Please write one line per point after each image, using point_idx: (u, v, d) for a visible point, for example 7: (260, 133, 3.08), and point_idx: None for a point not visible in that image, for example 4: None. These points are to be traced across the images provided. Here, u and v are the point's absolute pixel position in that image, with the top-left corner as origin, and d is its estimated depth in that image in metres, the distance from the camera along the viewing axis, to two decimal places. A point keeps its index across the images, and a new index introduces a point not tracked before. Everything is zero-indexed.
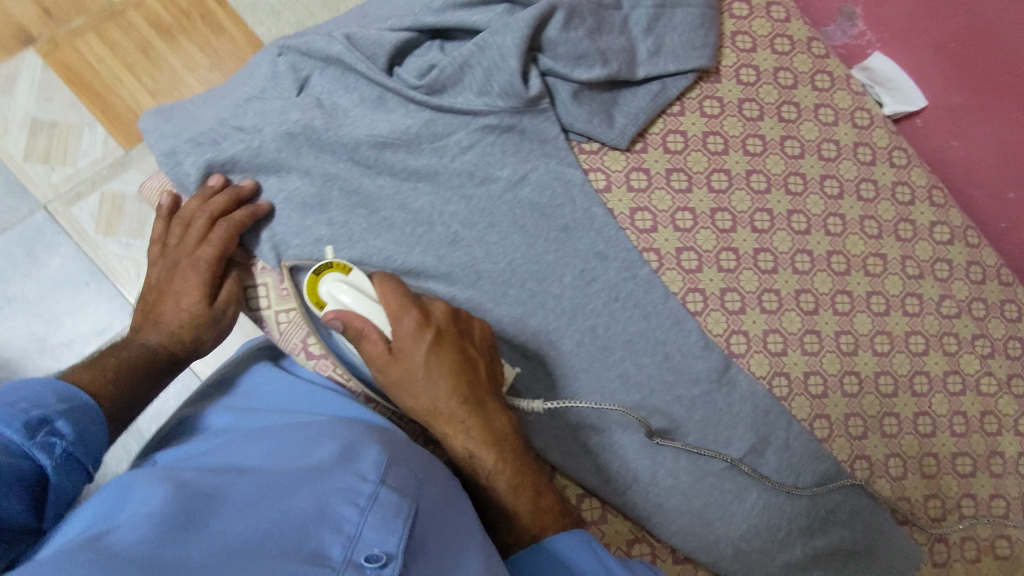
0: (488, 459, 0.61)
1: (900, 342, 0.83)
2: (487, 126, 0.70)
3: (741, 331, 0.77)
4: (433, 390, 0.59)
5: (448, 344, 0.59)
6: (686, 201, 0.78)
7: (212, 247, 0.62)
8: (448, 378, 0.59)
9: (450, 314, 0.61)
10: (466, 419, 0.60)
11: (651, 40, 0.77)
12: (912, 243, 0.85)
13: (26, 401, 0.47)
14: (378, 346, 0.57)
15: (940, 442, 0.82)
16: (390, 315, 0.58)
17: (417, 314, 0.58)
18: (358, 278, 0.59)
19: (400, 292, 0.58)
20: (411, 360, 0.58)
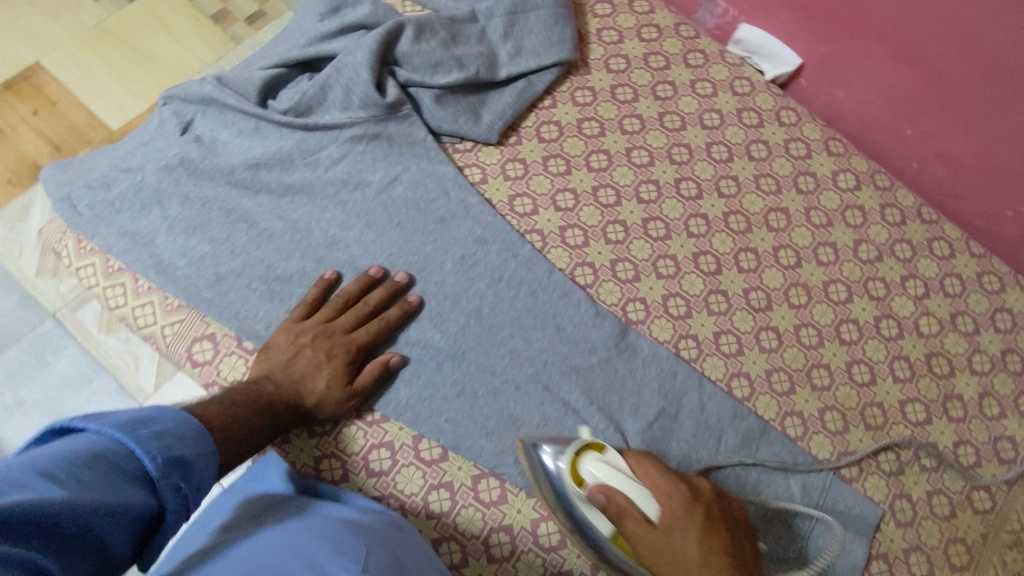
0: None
1: (819, 292, 0.80)
2: (354, 136, 0.76)
3: (638, 298, 0.77)
4: (689, 547, 0.54)
5: (685, 518, 0.55)
6: (566, 183, 0.80)
7: (369, 331, 0.68)
8: (713, 533, 0.55)
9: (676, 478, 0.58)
10: (706, 539, 0.54)
11: (510, 44, 0.83)
12: (815, 195, 0.84)
13: (165, 438, 0.46)
14: (640, 523, 0.55)
15: (884, 390, 0.77)
16: (652, 490, 0.56)
17: (688, 487, 0.57)
18: (612, 454, 0.59)
19: (656, 462, 0.59)
20: (681, 538, 0.54)
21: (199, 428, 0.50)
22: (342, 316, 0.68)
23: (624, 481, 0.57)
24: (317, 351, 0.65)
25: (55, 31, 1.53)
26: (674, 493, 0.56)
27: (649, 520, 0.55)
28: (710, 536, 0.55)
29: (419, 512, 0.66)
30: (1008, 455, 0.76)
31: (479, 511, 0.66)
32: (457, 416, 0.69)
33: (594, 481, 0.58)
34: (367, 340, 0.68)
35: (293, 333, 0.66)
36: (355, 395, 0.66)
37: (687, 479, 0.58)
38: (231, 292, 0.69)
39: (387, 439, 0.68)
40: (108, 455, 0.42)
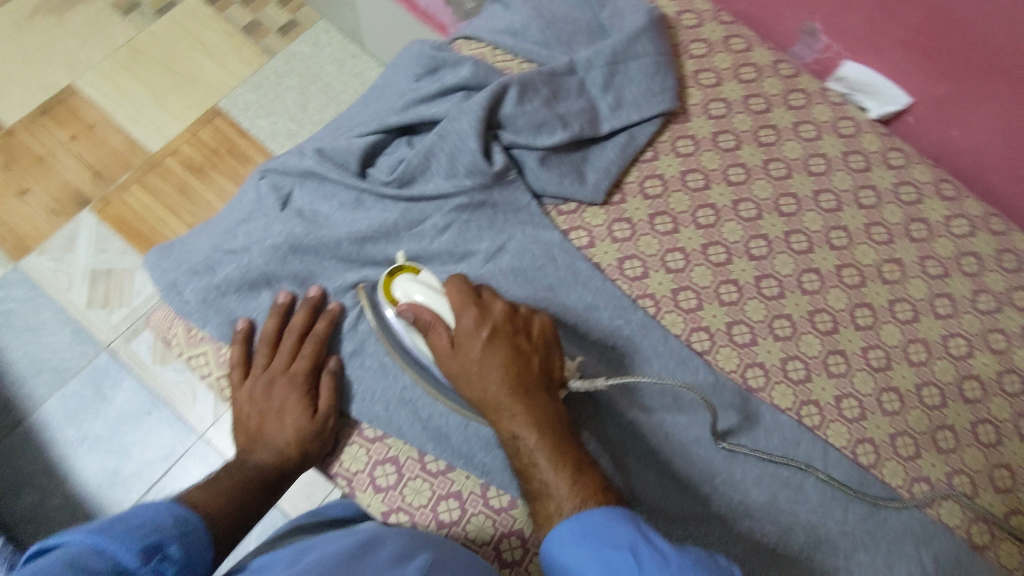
0: (540, 451, 0.58)
1: (939, 348, 0.77)
2: (460, 206, 0.72)
3: (756, 362, 0.74)
4: (492, 373, 0.60)
5: (471, 343, 0.61)
6: (675, 242, 0.77)
7: (306, 359, 0.65)
8: (505, 345, 0.61)
9: (477, 309, 0.63)
10: (504, 361, 0.61)
11: (610, 95, 0.78)
12: (928, 242, 0.81)
13: (137, 529, 0.47)
14: (441, 336, 0.62)
15: (1012, 451, 0.74)
16: (452, 313, 0.63)
17: (474, 310, 0.62)
18: (425, 275, 0.66)
19: (458, 285, 0.64)
20: (484, 356, 0.61)
21: (175, 515, 0.52)
22: (279, 354, 0.66)
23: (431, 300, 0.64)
24: (268, 404, 0.64)
25: (85, 49, 1.43)
26: (463, 325, 0.62)
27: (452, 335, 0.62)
28: (496, 349, 0.61)
29: None
30: None
31: None
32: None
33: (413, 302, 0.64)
34: (309, 368, 0.66)
35: (244, 395, 0.65)
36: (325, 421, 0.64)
37: (476, 301, 0.63)
38: None
39: (517, 526, 0.65)
40: (86, 560, 0.42)
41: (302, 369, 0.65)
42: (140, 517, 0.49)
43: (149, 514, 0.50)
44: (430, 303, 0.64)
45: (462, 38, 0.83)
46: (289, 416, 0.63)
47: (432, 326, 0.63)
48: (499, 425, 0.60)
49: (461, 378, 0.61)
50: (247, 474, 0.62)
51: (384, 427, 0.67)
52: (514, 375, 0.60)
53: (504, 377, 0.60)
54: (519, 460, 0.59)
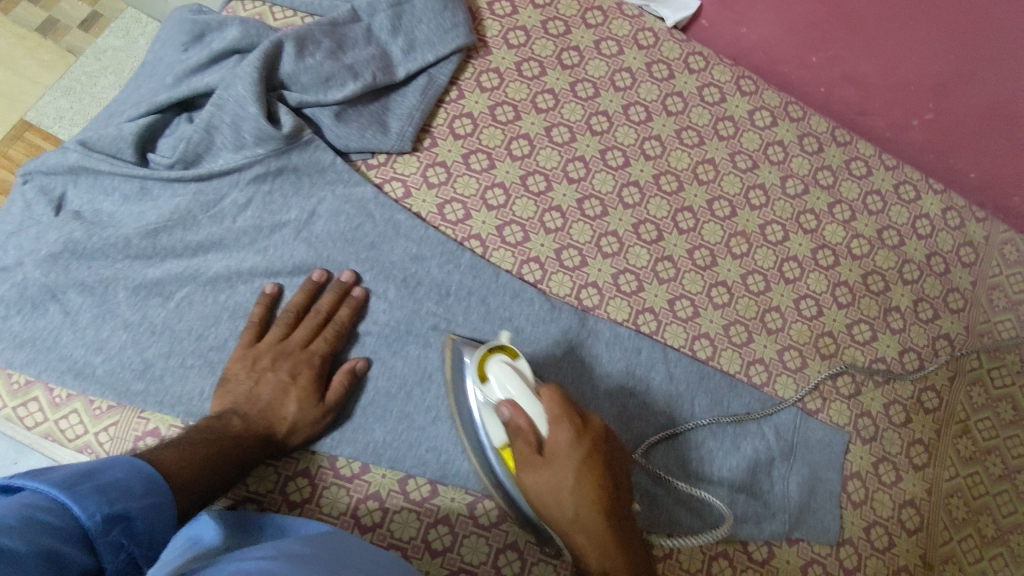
0: (609, 541, 0.55)
1: (758, 237, 0.81)
2: (257, 177, 0.68)
3: (590, 282, 0.75)
4: (571, 507, 0.56)
5: (566, 458, 0.56)
6: (493, 178, 0.76)
7: (326, 340, 0.64)
8: (598, 492, 0.56)
9: (567, 423, 0.56)
10: (591, 513, 0.56)
11: (401, 39, 0.76)
12: (736, 139, 0.84)
13: (111, 492, 0.43)
14: (528, 447, 0.57)
15: (831, 319, 0.80)
16: (548, 420, 0.57)
17: (571, 424, 0.56)
18: (521, 362, 0.59)
19: (558, 394, 0.58)
20: (563, 476, 0.56)
21: (148, 479, 0.47)
22: (298, 330, 0.64)
23: (525, 399, 0.57)
24: (277, 374, 0.61)
25: None
26: (555, 442, 0.56)
27: (539, 447, 0.57)
28: (586, 478, 0.56)
29: (423, 553, 0.62)
30: (944, 353, 0.81)
31: (482, 536, 0.63)
32: (443, 443, 0.65)
33: (501, 395, 0.58)
34: (328, 351, 0.64)
35: (248, 358, 0.62)
36: (328, 408, 0.62)
37: (575, 412, 0.57)
38: (165, 376, 0.61)
39: (372, 490, 0.63)
40: (41, 516, 0.38)
41: (323, 350, 0.64)
42: (114, 476, 0.45)
43: (119, 473, 0.46)
44: (530, 413, 0.57)
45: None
46: (299, 392, 0.61)
47: (523, 429, 0.57)
48: (572, 535, 0.56)
49: (540, 490, 0.56)
50: (206, 442, 0.55)
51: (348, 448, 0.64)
52: (599, 502, 0.56)
53: (590, 513, 0.56)
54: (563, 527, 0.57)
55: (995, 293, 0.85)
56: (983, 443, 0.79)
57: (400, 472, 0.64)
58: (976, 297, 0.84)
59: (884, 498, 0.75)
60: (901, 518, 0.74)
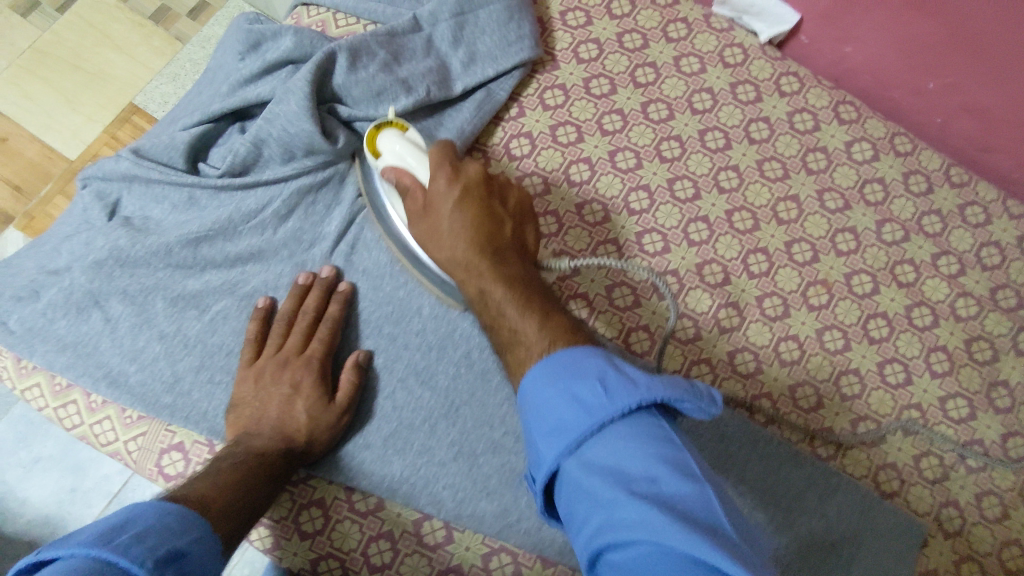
0: (496, 291, 0.55)
1: (841, 288, 0.72)
2: (302, 190, 0.67)
3: (641, 325, 0.70)
4: (457, 247, 0.58)
5: (439, 198, 0.59)
6: (546, 205, 0.72)
7: (322, 340, 0.63)
8: (480, 229, 0.58)
9: (452, 171, 0.60)
10: (482, 269, 0.56)
11: (462, 51, 0.73)
12: (828, 173, 0.75)
13: (151, 536, 0.41)
14: (415, 194, 0.61)
15: (921, 390, 0.70)
16: (428, 173, 0.61)
17: (448, 169, 0.60)
18: (412, 132, 0.64)
19: (443, 148, 0.62)
20: (447, 221, 0.59)
21: (177, 516, 0.44)
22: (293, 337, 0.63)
23: (415, 164, 0.62)
24: (279, 386, 0.60)
25: None
26: (437, 192, 0.59)
27: (428, 202, 0.60)
28: (468, 241, 0.57)
29: None
30: None
31: None
32: (460, 486, 0.62)
33: (389, 158, 0.63)
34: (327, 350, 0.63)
35: (252, 378, 0.61)
36: (342, 409, 0.61)
37: (453, 161, 0.61)
38: (193, 391, 0.63)
39: (386, 529, 0.62)
40: None
41: (321, 350, 0.63)
42: (149, 520, 0.42)
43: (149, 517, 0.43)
44: (406, 156, 0.62)
45: (302, 4, 0.77)
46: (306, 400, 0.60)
47: (411, 192, 0.62)
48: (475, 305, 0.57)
49: (426, 223, 0.60)
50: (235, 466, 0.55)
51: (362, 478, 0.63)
52: (482, 248, 0.57)
53: (476, 255, 0.57)
54: (485, 316, 0.56)
55: None
56: None
57: (416, 513, 0.63)
58: None
59: None
60: None
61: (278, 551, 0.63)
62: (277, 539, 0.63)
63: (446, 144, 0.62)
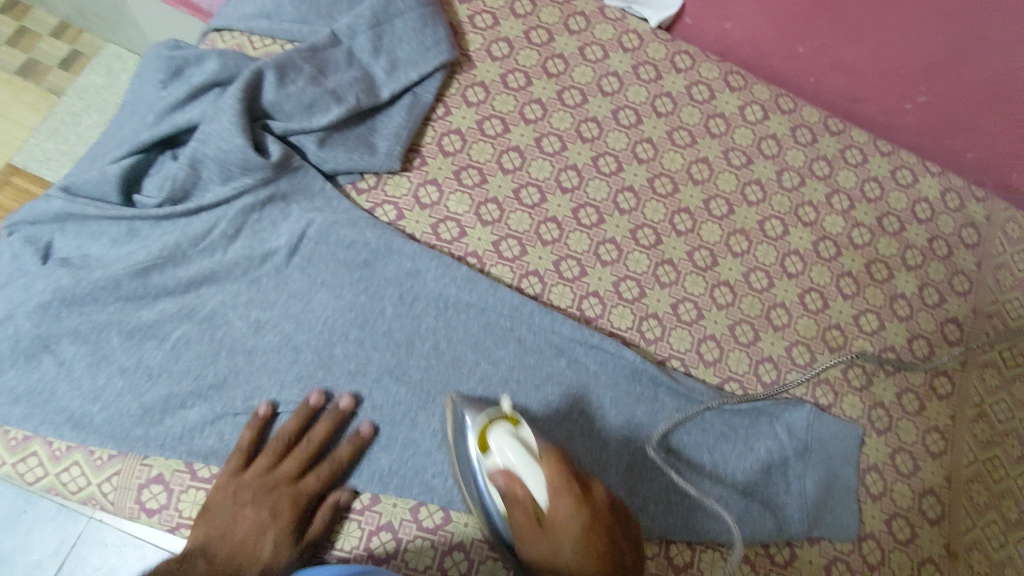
0: None
1: (757, 234, 0.80)
2: (246, 206, 0.68)
3: (591, 292, 0.74)
4: (568, 553, 0.54)
5: (565, 529, 0.54)
6: (485, 193, 0.76)
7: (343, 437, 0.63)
8: (596, 546, 0.54)
9: (574, 492, 0.55)
10: None
11: (383, 59, 0.76)
12: (728, 135, 0.84)
13: None
14: (526, 512, 0.56)
15: (837, 312, 0.79)
16: (548, 490, 0.56)
17: (573, 498, 0.55)
18: (526, 433, 0.59)
19: (559, 463, 0.57)
20: (563, 548, 0.54)
21: None
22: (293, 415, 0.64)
23: (525, 474, 0.57)
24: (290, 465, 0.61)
25: None
26: (557, 516, 0.54)
27: (540, 516, 0.56)
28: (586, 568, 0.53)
29: None
30: (954, 337, 0.80)
31: (499, 560, 0.62)
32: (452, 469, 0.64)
33: (500, 461, 0.59)
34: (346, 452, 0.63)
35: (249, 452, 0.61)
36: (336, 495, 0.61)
37: (576, 487, 0.56)
38: (165, 420, 0.62)
39: (384, 521, 0.63)
40: None
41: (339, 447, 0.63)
42: None
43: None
44: (516, 466, 0.57)
45: (214, 30, 0.77)
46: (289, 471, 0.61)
47: (519, 501, 0.57)
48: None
49: (518, 490, 0.57)
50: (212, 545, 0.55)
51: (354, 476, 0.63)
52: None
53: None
54: None
55: (1001, 273, 0.84)
56: (1000, 426, 0.78)
57: (411, 501, 0.64)
58: (982, 279, 0.84)
59: (903, 489, 0.74)
60: (923, 508, 0.73)
61: None
62: None
63: (559, 457, 0.57)
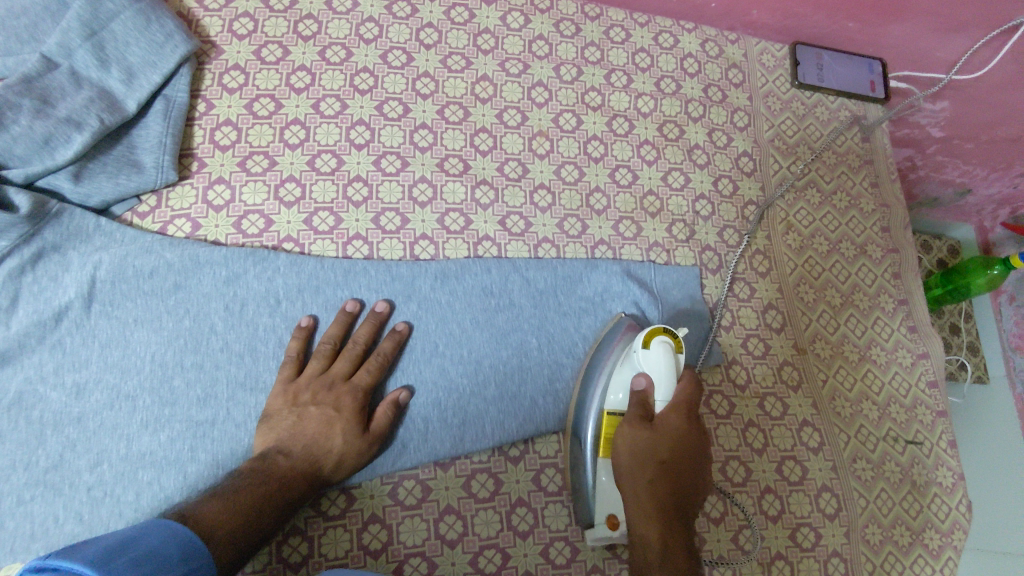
0: (651, 509, 0.57)
1: (555, 131, 0.83)
2: (14, 270, 0.62)
3: (420, 236, 0.74)
4: (656, 443, 0.60)
5: (669, 429, 0.60)
6: (279, 174, 0.72)
7: (371, 372, 0.65)
8: (673, 459, 0.59)
9: (686, 414, 0.62)
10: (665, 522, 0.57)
11: (116, 69, 0.69)
12: (499, 48, 0.84)
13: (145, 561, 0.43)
14: (637, 413, 0.61)
15: (648, 178, 0.84)
16: (671, 398, 0.62)
17: (681, 412, 0.62)
18: (678, 358, 0.64)
19: (692, 393, 0.63)
20: (651, 438, 0.60)
21: (173, 547, 0.46)
22: (341, 361, 0.65)
23: (662, 385, 0.62)
24: (324, 408, 0.62)
25: None
26: (666, 424, 0.61)
27: (650, 419, 0.61)
28: (662, 469, 0.59)
29: (364, 558, 0.63)
30: (749, 167, 0.89)
31: (415, 516, 0.65)
32: None
33: (647, 367, 0.63)
34: (372, 383, 0.65)
35: (290, 394, 0.62)
36: (372, 440, 0.63)
37: (693, 403, 0.63)
38: (6, 522, 0.57)
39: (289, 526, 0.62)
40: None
41: (366, 389, 0.64)
42: (141, 548, 0.44)
43: (155, 539, 0.46)
44: (659, 373, 0.62)
45: None
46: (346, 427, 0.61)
47: (639, 393, 0.63)
48: (632, 524, 0.58)
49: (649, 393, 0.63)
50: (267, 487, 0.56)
51: None
52: (669, 508, 0.58)
53: (648, 484, 0.58)
54: (631, 502, 0.59)
55: (769, 100, 0.93)
56: (807, 230, 0.88)
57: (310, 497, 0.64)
58: (757, 108, 0.92)
59: (749, 313, 0.82)
60: (767, 321, 0.82)
61: None
62: None
63: (693, 387, 0.63)
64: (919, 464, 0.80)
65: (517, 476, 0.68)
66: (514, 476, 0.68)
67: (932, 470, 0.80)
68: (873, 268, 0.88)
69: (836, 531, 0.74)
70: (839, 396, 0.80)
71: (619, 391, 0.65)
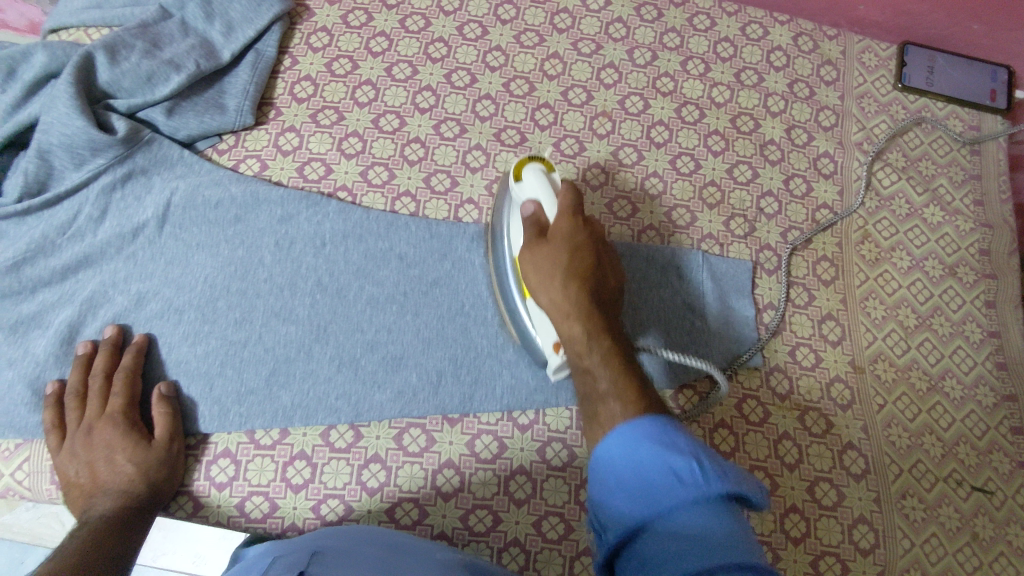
0: (597, 341, 0.53)
1: (619, 113, 0.82)
2: (106, 187, 0.71)
3: (466, 200, 0.76)
4: (562, 233, 0.57)
5: (563, 241, 0.57)
6: (345, 129, 0.77)
7: (119, 395, 0.65)
8: (584, 259, 0.57)
9: (574, 216, 0.59)
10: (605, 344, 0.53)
11: (218, 23, 0.77)
12: (574, 28, 0.85)
13: None
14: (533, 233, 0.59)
15: (711, 169, 0.81)
16: (560, 209, 0.59)
17: (568, 216, 0.58)
18: (555, 175, 0.62)
19: (575, 196, 0.60)
20: (542, 258, 0.57)
21: None
22: (113, 397, 0.65)
23: (546, 204, 0.59)
24: (91, 455, 0.63)
25: None
26: (558, 231, 0.58)
27: (545, 236, 0.58)
28: (575, 279, 0.56)
29: (360, 495, 0.65)
30: (829, 169, 0.83)
31: (415, 463, 0.66)
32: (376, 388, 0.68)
33: (530, 194, 0.61)
34: (125, 403, 0.65)
35: (79, 433, 0.64)
36: (159, 439, 0.64)
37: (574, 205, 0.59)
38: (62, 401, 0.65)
39: (297, 450, 0.66)
40: None
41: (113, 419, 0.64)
42: None
43: None
44: (538, 195, 0.60)
45: (51, 32, 0.79)
46: (100, 479, 0.62)
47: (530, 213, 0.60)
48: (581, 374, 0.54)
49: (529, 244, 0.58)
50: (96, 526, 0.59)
51: (258, 421, 0.66)
52: (593, 309, 0.55)
53: (573, 291, 0.56)
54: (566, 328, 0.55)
55: (865, 101, 0.86)
56: (887, 242, 0.80)
57: (320, 427, 0.67)
58: (848, 110, 0.86)
59: (803, 320, 0.76)
60: (823, 332, 0.76)
61: (200, 508, 0.64)
62: (196, 501, 0.64)
63: (575, 193, 0.60)
64: (985, 516, 0.70)
65: (522, 443, 0.68)
66: (518, 443, 0.68)
67: (1001, 526, 0.70)
68: (963, 293, 0.79)
69: (868, 568, 0.67)
70: (897, 425, 0.73)
71: (519, 239, 0.63)
